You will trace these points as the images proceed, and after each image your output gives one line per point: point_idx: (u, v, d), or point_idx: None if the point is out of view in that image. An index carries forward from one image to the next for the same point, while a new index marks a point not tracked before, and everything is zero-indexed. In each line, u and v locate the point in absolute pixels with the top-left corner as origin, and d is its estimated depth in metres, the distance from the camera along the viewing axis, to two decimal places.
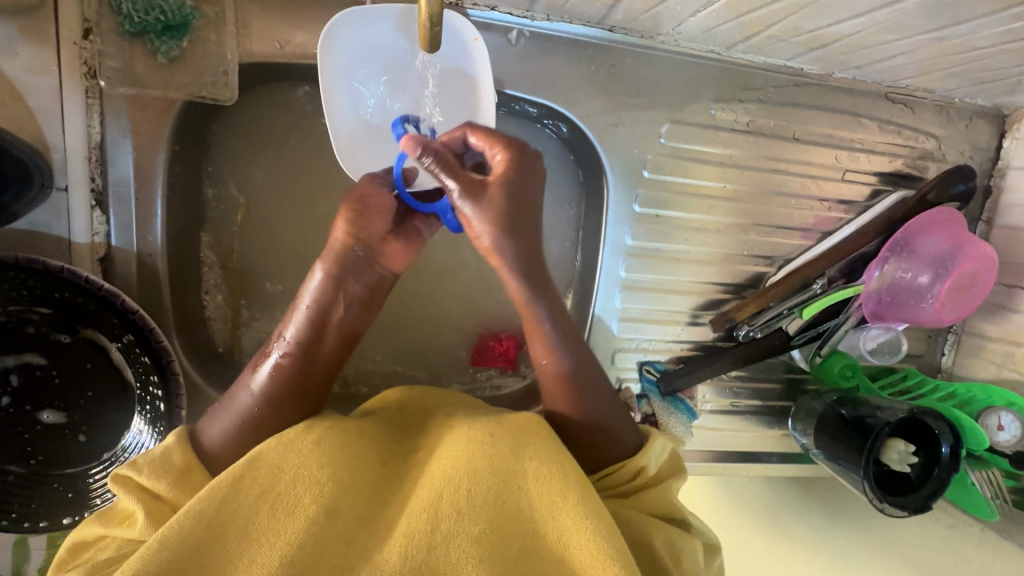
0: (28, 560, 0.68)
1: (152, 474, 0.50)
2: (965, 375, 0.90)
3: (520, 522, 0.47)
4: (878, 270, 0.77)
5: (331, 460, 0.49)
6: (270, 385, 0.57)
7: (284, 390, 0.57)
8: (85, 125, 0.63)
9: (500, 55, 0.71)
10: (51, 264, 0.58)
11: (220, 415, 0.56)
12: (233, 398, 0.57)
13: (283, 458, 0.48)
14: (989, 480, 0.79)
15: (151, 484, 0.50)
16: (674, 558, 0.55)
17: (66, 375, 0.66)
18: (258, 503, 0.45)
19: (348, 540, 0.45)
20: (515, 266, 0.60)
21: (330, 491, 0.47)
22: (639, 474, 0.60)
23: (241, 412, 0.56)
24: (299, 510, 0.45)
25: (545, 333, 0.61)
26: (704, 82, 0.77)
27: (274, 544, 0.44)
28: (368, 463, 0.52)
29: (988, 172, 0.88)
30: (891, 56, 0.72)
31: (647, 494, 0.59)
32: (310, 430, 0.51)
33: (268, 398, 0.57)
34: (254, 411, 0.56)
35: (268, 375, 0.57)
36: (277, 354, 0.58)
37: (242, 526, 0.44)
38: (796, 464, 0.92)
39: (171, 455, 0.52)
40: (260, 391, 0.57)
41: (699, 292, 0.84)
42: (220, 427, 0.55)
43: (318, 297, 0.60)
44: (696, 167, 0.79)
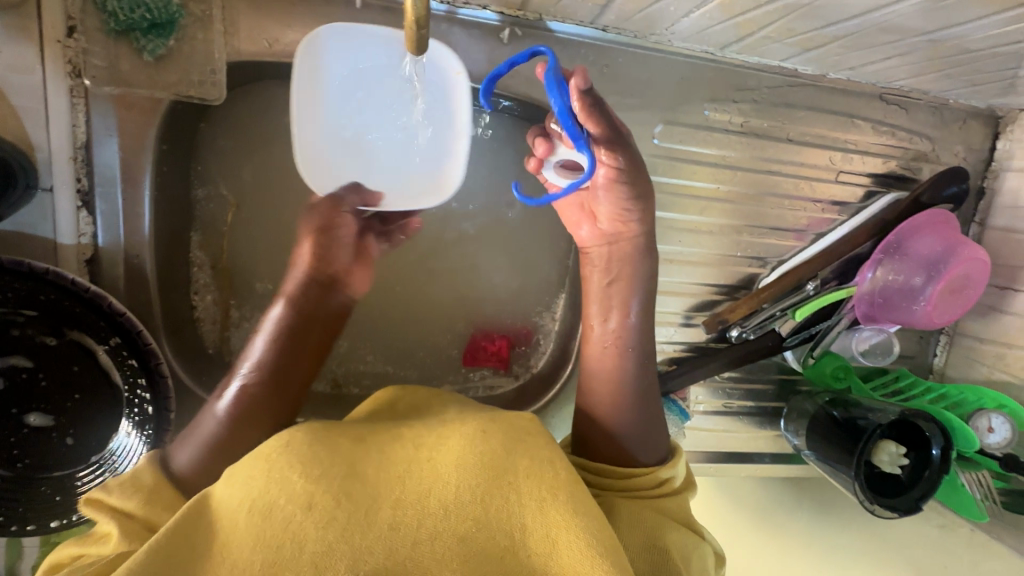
0: (21, 557, 0.68)
1: (122, 495, 0.49)
2: (956, 376, 0.90)
3: (507, 518, 0.46)
4: (870, 273, 0.77)
5: (313, 456, 0.47)
6: (236, 406, 0.55)
7: (248, 411, 0.55)
8: (71, 124, 0.63)
9: (491, 54, 0.71)
10: (37, 266, 0.57)
11: (187, 441, 0.54)
12: (198, 425, 0.55)
13: (259, 465, 0.46)
14: (979, 482, 0.80)
15: (123, 505, 0.49)
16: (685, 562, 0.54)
17: (53, 378, 0.65)
18: (238, 510, 0.44)
19: (327, 523, 0.43)
20: (642, 239, 0.66)
21: (307, 487, 0.44)
22: (662, 483, 0.60)
23: (209, 438, 0.54)
24: (278, 512, 0.43)
25: (631, 309, 0.66)
26: (698, 82, 0.77)
27: (252, 546, 0.42)
28: (351, 449, 0.49)
29: (981, 173, 0.88)
30: (886, 58, 0.72)
31: (669, 501, 0.58)
32: (286, 434, 0.49)
33: (232, 420, 0.55)
34: (220, 433, 0.54)
35: (231, 401, 0.55)
36: (239, 379, 0.57)
37: (222, 537, 0.43)
38: (787, 465, 0.92)
39: (141, 476, 0.51)
40: (225, 415, 0.55)
41: (692, 293, 0.84)
42: (187, 452, 0.53)
43: (285, 314, 0.61)
44: (689, 168, 0.79)
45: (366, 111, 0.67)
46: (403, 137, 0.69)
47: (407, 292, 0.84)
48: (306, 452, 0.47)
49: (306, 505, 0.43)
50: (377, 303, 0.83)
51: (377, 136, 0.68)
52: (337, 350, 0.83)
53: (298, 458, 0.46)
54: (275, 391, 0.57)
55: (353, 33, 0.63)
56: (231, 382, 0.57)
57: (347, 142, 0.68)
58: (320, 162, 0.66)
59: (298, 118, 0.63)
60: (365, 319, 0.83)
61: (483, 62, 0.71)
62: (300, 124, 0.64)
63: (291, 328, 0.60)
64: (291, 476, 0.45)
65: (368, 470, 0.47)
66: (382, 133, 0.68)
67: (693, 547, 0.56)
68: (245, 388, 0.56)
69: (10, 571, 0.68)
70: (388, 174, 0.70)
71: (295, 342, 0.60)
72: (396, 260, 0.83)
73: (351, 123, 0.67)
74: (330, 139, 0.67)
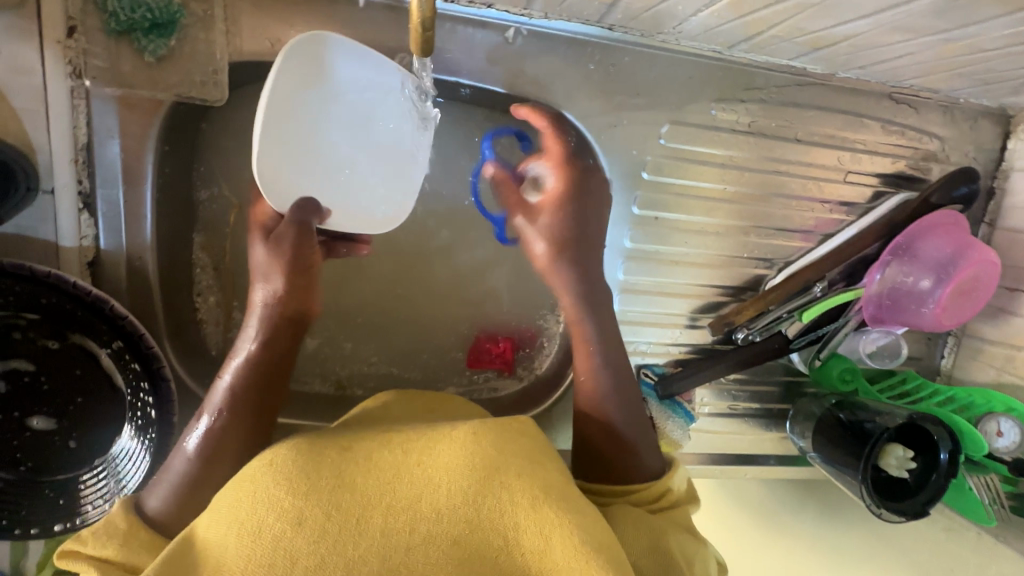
0: (26, 554, 0.68)
1: (97, 543, 0.47)
2: (963, 377, 0.89)
3: (501, 519, 0.45)
4: (879, 273, 0.76)
5: (298, 471, 0.46)
6: (206, 446, 0.53)
7: (219, 450, 0.54)
8: (71, 125, 0.62)
9: (496, 54, 0.70)
10: (38, 269, 0.57)
11: (160, 482, 0.52)
12: (167, 466, 0.53)
13: (244, 485, 0.46)
14: (987, 485, 0.79)
15: (98, 554, 0.46)
16: (689, 565, 0.52)
17: (55, 381, 0.65)
18: (230, 526, 0.44)
19: (320, 538, 0.42)
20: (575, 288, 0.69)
21: (296, 503, 0.44)
22: (662, 496, 0.59)
23: (181, 477, 0.52)
24: (267, 527, 0.43)
25: (591, 349, 0.66)
26: (705, 81, 0.76)
27: (246, 564, 0.42)
28: (335, 458, 0.48)
29: (991, 173, 0.87)
30: (897, 57, 0.71)
31: (669, 511, 0.58)
32: (267, 453, 0.49)
33: (203, 457, 0.53)
34: (193, 470, 0.52)
35: (201, 437, 0.54)
36: (208, 418, 0.55)
37: (215, 561, 0.42)
38: (796, 468, 0.90)
39: (114, 519, 0.49)
40: (195, 454, 0.53)
41: (698, 295, 0.83)
42: (158, 495, 0.52)
43: (261, 351, 0.60)
44: (696, 169, 0.78)
45: (332, 126, 0.63)
46: (359, 160, 0.66)
47: (411, 294, 0.83)
48: (289, 465, 0.47)
49: (296, 521, 0.43)
50: (381, 305, 0.83)
51: (333, 152, 0.64)
52: (340, 351, 0.82)
53: (282, 471, 0.46)
54: (246, 425, 0.56)
55: (367, 53, 0.62)
56: (198, 421, 0.55)
57: (301, 150, 0.62)
58: (267, 162, 0.60)
59: (267, 110, 0.58)
60: (368, 321, 0.83)
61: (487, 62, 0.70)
62: (266, 118, 0.58)
63: (256, 362, 0.59)
64: (278, 493, 0.44)
65: (356, 477, 0.46)
66: (339, 151, 0.65)
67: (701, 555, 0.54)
68: (213, 423, 0.55)
69: (16, 569, 0.68)
70: (332, 194, 0.66)
71: (260, 377, 0.59)
72: (400, 261, 0.82)
73: (312, 136, 0.62)
74: (284, 141, 0.60)
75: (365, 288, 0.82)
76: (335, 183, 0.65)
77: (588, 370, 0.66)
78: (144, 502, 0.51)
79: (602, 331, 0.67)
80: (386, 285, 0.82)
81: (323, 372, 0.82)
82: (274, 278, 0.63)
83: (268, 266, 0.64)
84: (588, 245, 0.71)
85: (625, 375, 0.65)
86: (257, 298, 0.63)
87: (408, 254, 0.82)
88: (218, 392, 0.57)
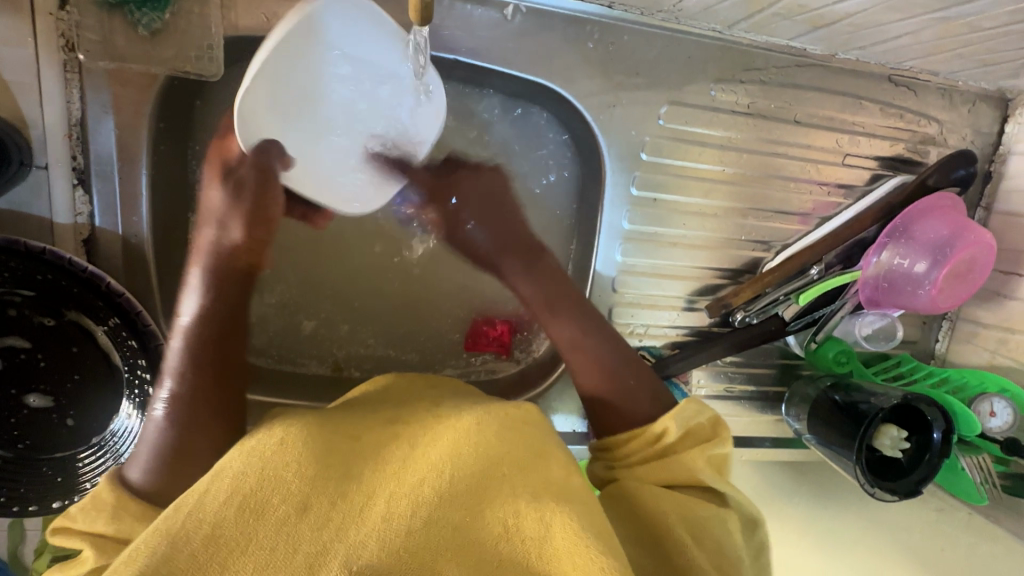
0: (23, 540, 0.68)
1: (88, 518, 0.46)
2: (957, 361, 0.90)
3: (501, 506, 0.46)
4: (875, 256, 0.76)
5: (304, 454, 0.47)
6: (175, 411, 0.51)
7: (190, 411, 0.51)
8: (65, 100, 0.61)
9: (494, 31, 0.69)
10: (33, 245, 0.56)
11: (139, 455, 0.50)
12: (142, 436, 0.51)
13: (248, 462, 0.45)
14: (980, 467, 0.79)
15: (88, 529, 0.46)
16: (689, 532, 0.50)
17: (52, 359, 0.64)
18: (225, 504, 0.42)
19: (323, 524, 0.43)
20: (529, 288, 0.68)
21: (300, 488, 0.44)
22: (657, 441, 0.56)
23: (157, 444, 0.50)
24: (269, 512, 0.43)
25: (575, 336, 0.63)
26: (704, 61, 0.75)
27: (245, 545, 0.41)
28: (341, 449, 0.49)
29: (989, 158, 0.87)
30: (896, 37, 0.71)
31: (663, 461, 0.54)
32: (272, 432, 0.49)
33: (174, 425, 0.50)
34: (168, 438, 0.50)
35: (167, 402, 0.52)
36: (167, 383, 0.53)
37: (209, 530, 0.41)
38: (788, 449, 0.91)
39: (100, 493, 0.48)
40: (166, 422, 0.51)
41: (696, 277, 0.83)
42: (140, 466, 0.50)
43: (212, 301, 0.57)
44: (695, 150, 0.78)
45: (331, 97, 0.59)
46: (345, 135, 0.62)
47: (408, 276, 0.83)
48: (299, 444, 0.47)
49: (299, 505, 0.43)
50: (377, 286, 0.83)
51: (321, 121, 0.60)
52: (336, 333, 0.82)
53: (289, 453, 0.46)
54: (213, 382, 0.53)
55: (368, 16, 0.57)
56: (161, 385, 0.53)
57: (292, 111, 0.58)
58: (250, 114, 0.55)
59: (262, 61, 0.53)
60: (365, 302, 0.83)
61: (486, 39, 0.69)
62: (260, 69, 0.53)
63: (211, 313, 0.56)
64: (284, 474, 0.45)
65: (362, 470, 0.48)
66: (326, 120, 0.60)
67: (702, 513, 0.51)
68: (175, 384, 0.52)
69: (14, 552, 0.68)
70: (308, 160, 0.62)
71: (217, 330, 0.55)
72: (398, 241, 0.82)
73: (306, 100, 0.58)
74: (273, 98, 0.56)
75: (362, 270, 0.82)
76: (313, 151, 0.62)
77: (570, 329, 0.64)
78: (127, 475, 0.50)
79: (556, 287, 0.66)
80: (383, 266, 0.82)
81: (319, 354, 0.82)
82: (232, 226, 0.60)
83: (221, 216, 0.60)
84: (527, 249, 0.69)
85: (600, 323, 0.64)
86: (201, 246, 0.60)
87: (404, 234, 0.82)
88: (170, 358, 0.54)
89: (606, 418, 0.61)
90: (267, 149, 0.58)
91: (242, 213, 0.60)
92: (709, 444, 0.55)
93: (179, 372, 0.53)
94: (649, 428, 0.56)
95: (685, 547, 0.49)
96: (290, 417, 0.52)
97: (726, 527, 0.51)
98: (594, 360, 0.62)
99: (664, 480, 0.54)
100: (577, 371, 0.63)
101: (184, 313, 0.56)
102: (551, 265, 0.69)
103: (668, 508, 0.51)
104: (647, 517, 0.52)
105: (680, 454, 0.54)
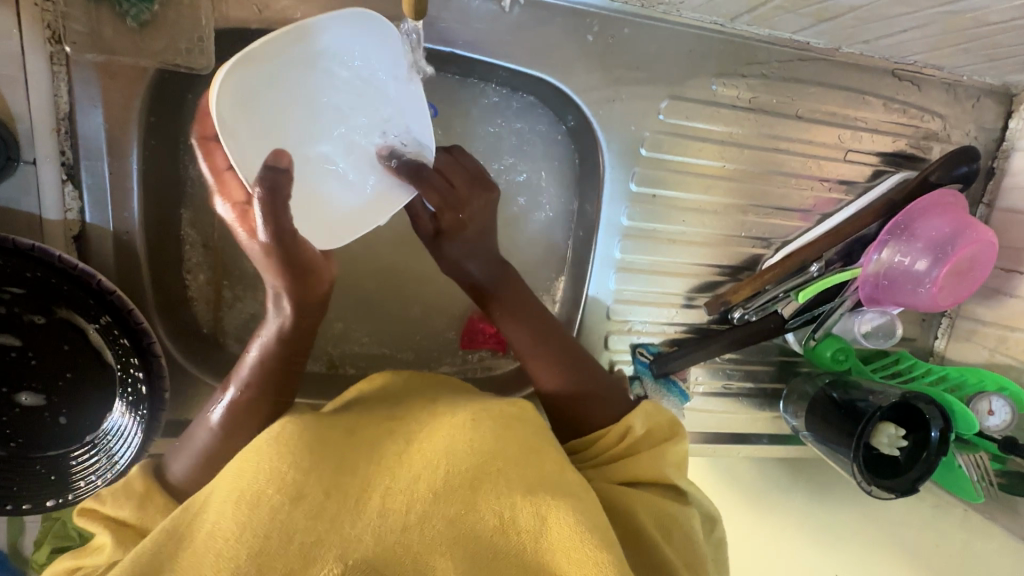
0: (24, 531, 0.68)
1: (114, 503, 0.49)
2: (956, 359, 0.90)
3: (497, 501, 0.45)
4: (876, 254, 0.76)
5: (300, 446, 0.46)
6: (228, 417, 0.54)
7: (235, 417, 0.54)
8: (52, 94, 0.60)
9: (492, 23, 0.68)
10: (21, 242, 0.55)
11: (182, 453, 0.54)
12: (190, 435, 0.54)
13: (245, 458, 0.46)
14: (975, 463, 0.79)
15: (115, 514, 0.49)
16: (666, 533, 0.51)
17: (43, 357, 0.64)
18: (225, 500, 0.43)
19: (317, 514, 0.42)
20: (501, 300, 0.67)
21: (295, 478, 0.44)
22: (626, 437, 0.57)
23: (204, 448, 0.53)
24: (263, 503, 0.42)
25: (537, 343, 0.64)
26: (706, 55, 0.74)
27: (238, 535, 0.41)
28: (337, 443, 0.49)
29: (992, 153, 0.86)
30: (901, 31, 0.70)
31: (633, 458, 0.55)
32: (270, 428, 0.49)
33: (224, 428, 0.54)
34: (212, 443, 0.53)
35: (226, 410, 0.54)
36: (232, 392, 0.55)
37: (209, 527, 0.42)
38: (785, 446, 0.91)
39: (131, 481, 0.51)
40: (219, 424, 0.54)
41: (695, 274, 0.83)
42: (181, 463, 0.53)
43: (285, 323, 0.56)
44: (694, 146, 0.77)
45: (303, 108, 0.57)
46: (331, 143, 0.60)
47: (404, 272, 0.82)
48: (294, 437, 0.47)
49: (294, 495, 0.43)
50: (373, 283, 0.82)
51: (302, 137, 0.58)
52: (331, 330, 0.81)
53: (285, 445, 0.46)
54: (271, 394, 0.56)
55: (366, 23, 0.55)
56: (224, 392, 0.56)
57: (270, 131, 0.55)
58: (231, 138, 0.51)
59: (229, 81, 0.50)
60: (361, 299, 0.82)
61: (483, 31, 0.68)
62: (228, 91, 0.50)
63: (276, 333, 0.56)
64: (279, 465, 0.45)
65: (359, 463, 0.47)
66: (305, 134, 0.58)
67: (677, 515, 0.52)
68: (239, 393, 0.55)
69: (14, 545, 0.68)
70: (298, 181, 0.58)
71: (286, 349, 0.57)
72: (394, 238, 0.81)
73: (279, 119, 0.55)
74: (247, 122, 0.52)
75: (357, 266, 0.81)
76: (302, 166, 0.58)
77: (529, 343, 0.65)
78: (167, 469, 0.53)
79: (525, 316, 0.66)
80: (379, 262, 0.82)
81: (314, 351, 0.80)
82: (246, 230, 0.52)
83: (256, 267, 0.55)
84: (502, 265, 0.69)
85: (553, 329, 0.65)
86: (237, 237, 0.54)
87: (400, 230, 0.81)
88: (243, 367, 0.56)
89: (567, 416, 0.62)
90: (275, 160, 0.51)
91: (275, 262, 0.53)
92: (670, 443, 0.56)
93: (247, 382, 0.55)
94: (611, 431, 0.58)
95: (657, 546, 0.50)
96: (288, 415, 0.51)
97: (691, 522, 0.52)
98: (551, 364, 0.63)
99: (635, 478, 0.54)
100: (536, 375, 0.64)
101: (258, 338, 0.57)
102: (520, 288, 0.68)
103: (641, 509, 0.52)
104: (620, 518, 0.52)
105: (645, 454, 0.55)
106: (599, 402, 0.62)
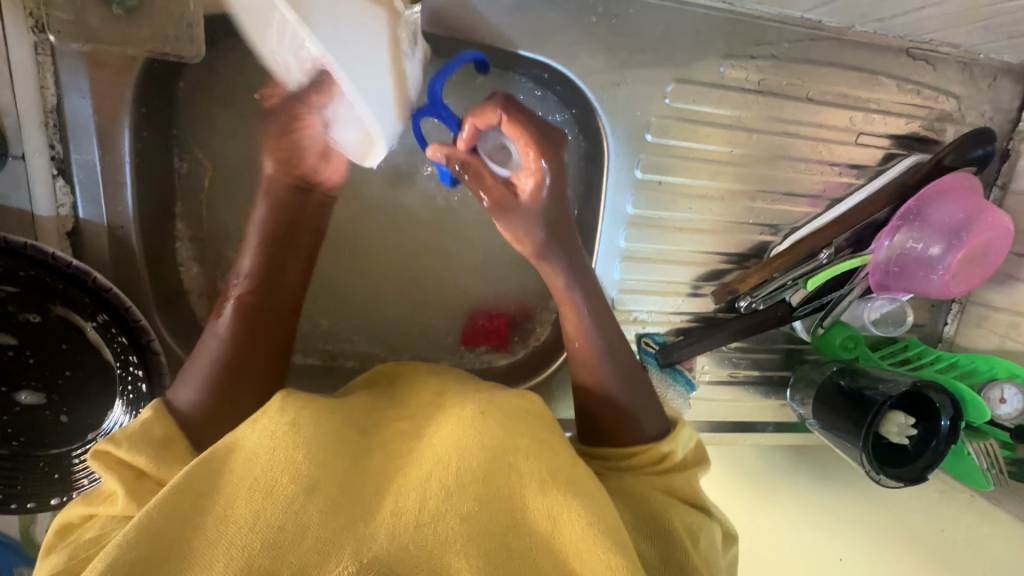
0: (34, 523, 0.68)
1: (132, 448, 0.47)
2: (966, 345, 0.88)
3: (508, 499, 0.47)
4: (888, 239, 0.74)
5: (314, 439, 0.46)
6: (235, 323, 0.57)
7: (249, 324, 0.57)
8: (38, 86, 0.58)
9: (491, 6, 0.65)
10: (13, 240, 0.54)
11: (190, 375, 0.55)
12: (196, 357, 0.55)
13: (258, 443, 0.45)
14: (986, 451, 0.78)
15: (132, 458, 0.47)
16: (692, 537, 0.54)
17: (41, 355, 0.63)
18: (238, 487, 0.43)
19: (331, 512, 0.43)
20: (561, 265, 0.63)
21: (309, 470, 0.44)
22: (661, 461, 0.59)
23: (215, 357, 0.55)
24: (276, 492, 0.42)
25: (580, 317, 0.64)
26: (715, 35, 0.71)
27: (250, 526, 0.41)
28: (350, 440, 0.49)
29: (1007, 135, 0.83)
30: (919, 8, 0.67)
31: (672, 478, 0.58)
32: (282, 414, 0.48)
33: (237, 336, 0.57)
34: (226, 351, 0.56)
35: (231, 317, 0.57)
36: (239, 296, 0.59)
37: (218, 512, 0.41)
38: (791, 434, 0.91)
39: (152, 427, 0.49)
40: (228, 334, 0.57)
41: (701, 262, 0.81)
42: (189, 387, 0.54)
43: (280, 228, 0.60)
44: (702, 131, 0.75)
45: None
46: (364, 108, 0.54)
47: (403, 262, 0.81)
48: (308, 429, 0.47)
49: (308, 488, 0.43)
50: (371, 275, 0.81)
51: None
52: (321, 326, 0.80)
53: (300, 436, 0.46)
54: (275, 304, 0.60)
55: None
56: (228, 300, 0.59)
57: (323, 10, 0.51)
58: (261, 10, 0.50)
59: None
60: (357, 291, 0.81)
61: (482, 14, 0.66)
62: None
63: (281, 236, 0.61)
64: (294, 456, 0.44)
65: (370, 463, 0.48)
66: None
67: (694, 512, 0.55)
68: (245, 297, 0.59)
69: (25, 534, 0.68)
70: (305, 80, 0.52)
71: (284, 255, 0.61)
72: (392, 227, 0.79)
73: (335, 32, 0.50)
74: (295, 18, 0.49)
75: (352, 258, 0.79)
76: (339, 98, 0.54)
77: (574, 316, 0.64)
78: (176, 396, 0.53)
79: (573, 279, 0.64)
80: (377, 253, 0.80)
81: (306, 345, 0.80)
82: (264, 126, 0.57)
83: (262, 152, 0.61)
84: (568, 237, 0.64)
85: (600, 318, 0.64)
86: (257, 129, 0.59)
87: (395, 219, 0.79)
88: (244, 272, 0.60)
89: (608, 429, 0.61)
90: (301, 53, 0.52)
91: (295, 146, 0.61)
92: (699, 469, 0.61)
93: (253, 288, 0.59)
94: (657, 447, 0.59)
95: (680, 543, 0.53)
96: (301, 399, 0.50)
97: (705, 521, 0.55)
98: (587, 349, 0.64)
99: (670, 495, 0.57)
100: (577, 366, 0.65)
101: (253, 225, 0.61)
102: None
103: (675, 518, 0.54)
104: (654, 522, 0.54)
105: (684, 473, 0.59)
106: (634, 419, 0.61)
